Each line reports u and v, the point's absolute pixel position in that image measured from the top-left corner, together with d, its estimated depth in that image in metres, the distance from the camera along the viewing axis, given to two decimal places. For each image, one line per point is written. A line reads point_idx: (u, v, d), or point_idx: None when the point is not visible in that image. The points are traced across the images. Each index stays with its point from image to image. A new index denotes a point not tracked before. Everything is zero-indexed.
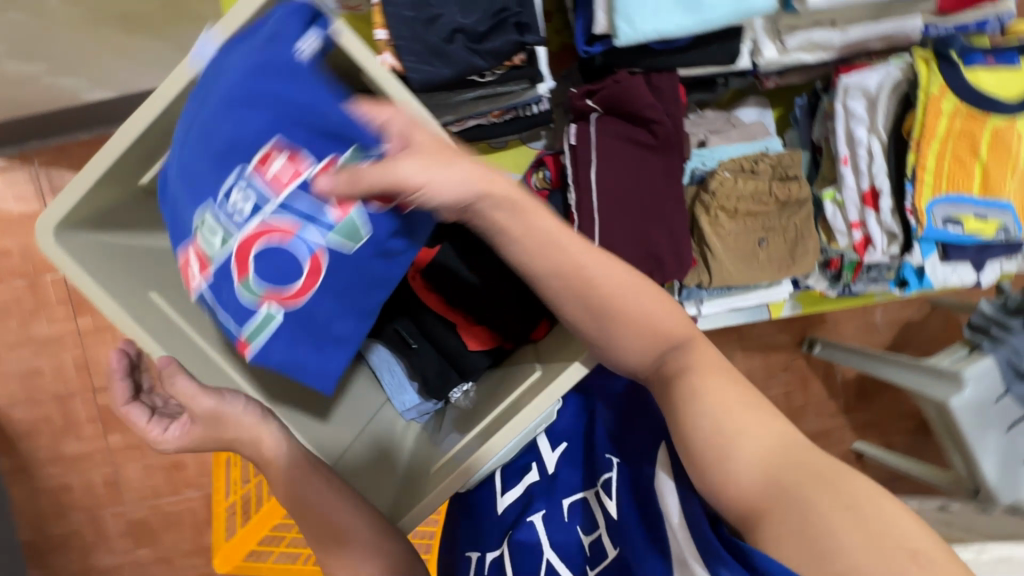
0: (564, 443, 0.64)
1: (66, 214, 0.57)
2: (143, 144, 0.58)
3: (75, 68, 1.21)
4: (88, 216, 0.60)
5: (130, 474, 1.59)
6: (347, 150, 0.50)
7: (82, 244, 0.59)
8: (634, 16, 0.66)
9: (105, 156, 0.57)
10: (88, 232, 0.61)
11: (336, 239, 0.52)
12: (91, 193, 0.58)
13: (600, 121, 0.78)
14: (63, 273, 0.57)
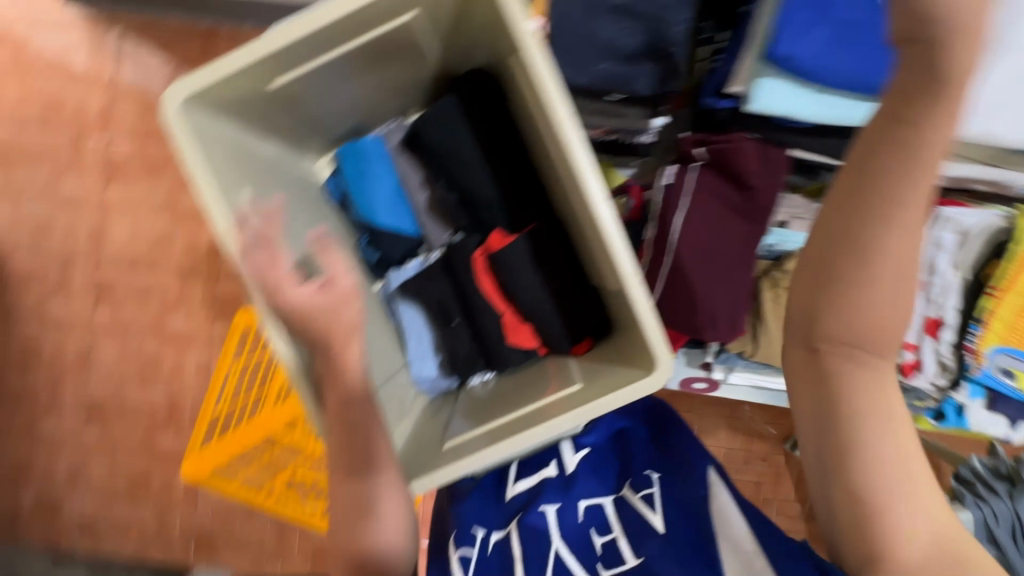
0: (588, 449, 0.63)
1: (196, 90, 0.60)
2: (292, 49, 0.60)
3: None
4: (211, 98, 0.62)
5: (104, 352, 1.56)
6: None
7: (197, 123, 0.61)
8: (770, 88, 0.68)
9: (250, 50, 0.59)
10: (206, 114, 0.63)
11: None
12: (225, 79, 0.60)
13: (701, 172, 0.79)
14: (172, 141, 0.59)
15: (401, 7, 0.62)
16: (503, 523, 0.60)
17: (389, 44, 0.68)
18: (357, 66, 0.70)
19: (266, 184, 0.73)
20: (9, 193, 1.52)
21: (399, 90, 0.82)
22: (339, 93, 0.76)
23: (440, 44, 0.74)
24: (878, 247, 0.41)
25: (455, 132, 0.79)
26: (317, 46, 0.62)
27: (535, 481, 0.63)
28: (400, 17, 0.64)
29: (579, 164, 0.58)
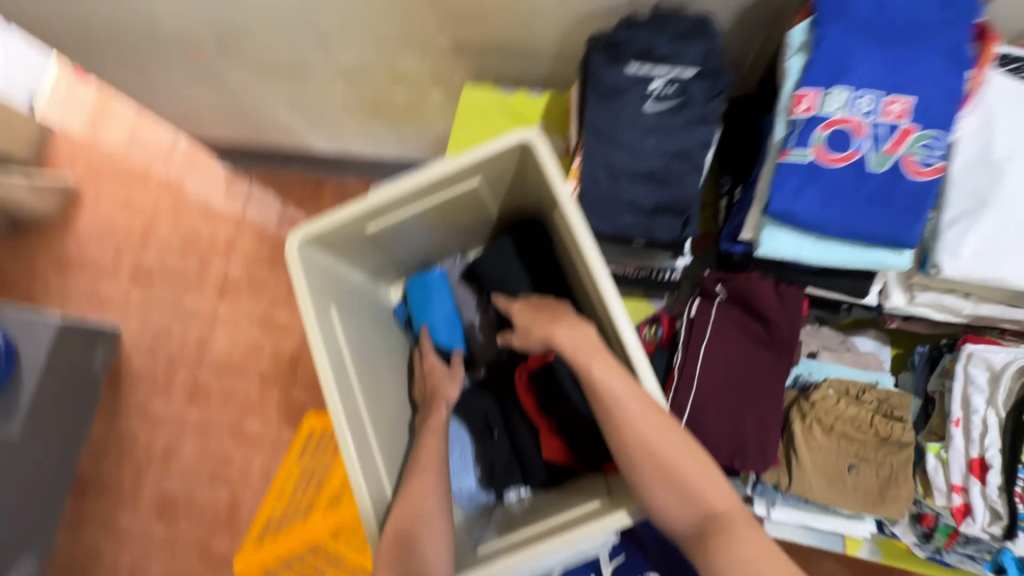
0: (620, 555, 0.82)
1: (311, 231, 0.79)
2: (386, 202, 0.81)
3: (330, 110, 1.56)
4: (320, 238, 0.82)
5: (184, 452, 1.72)
6: (871, 159, 0.71)
7: (308, 254, 0.80)
8: (778, 237, 0.77)
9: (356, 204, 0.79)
10: (315, 249, 0.82)
11: (876, 160, 0.71)
12: (333, 225, 0.80)
13: (722, 305, 0.87)
14: (288, 267, 0.77)
15: (469, 174, 0.82)
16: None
17: (458, 200, 0.88)
18: (432, 216, 0.90)
19: (348, 304, 0.89)
20: (142, 307, 1.85)
21: (462, 236, 1.02)
22: (416, 236, 0.96)
23: (497, 201, 0.94)
24: (627, 431, 0.65)
25: (506, 268, 0.94)
26: (404, 201, 0.82)
27: None
28: (466, 181, 0.85)
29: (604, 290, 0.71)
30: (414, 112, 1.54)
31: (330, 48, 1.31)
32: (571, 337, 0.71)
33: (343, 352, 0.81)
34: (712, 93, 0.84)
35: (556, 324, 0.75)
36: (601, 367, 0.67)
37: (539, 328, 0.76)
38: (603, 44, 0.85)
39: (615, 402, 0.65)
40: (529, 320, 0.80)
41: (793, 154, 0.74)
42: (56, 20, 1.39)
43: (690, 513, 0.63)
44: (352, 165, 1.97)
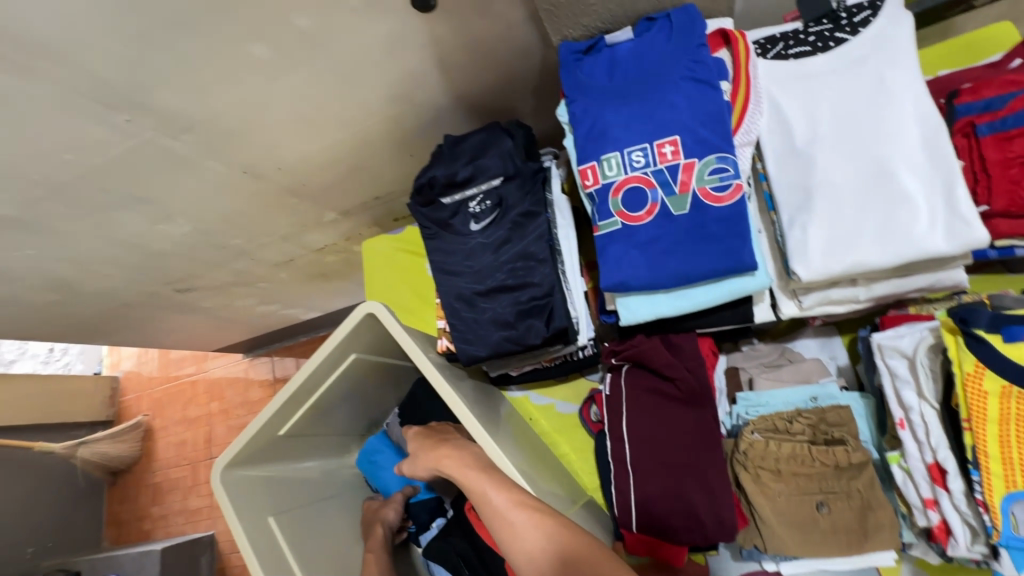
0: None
1: (228, 461, 0.86)
2: (284, 408, 0.87)
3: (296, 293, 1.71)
4: (243, 458, 0.89)
5: None
6: (670, 205, 0.69)
7: (234, 480, 0.87)
8: (630, 302, 0.75)
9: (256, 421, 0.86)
10: (244, 471, 0.89)
11: (673, 206, 0.69)
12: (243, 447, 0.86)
13: (629, 374, 0.84)
14: (216, 502, 0.83)
15: (341, 355, 0.86)
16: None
17: (354, 373, 0.93)
18: (341, 394, 0.95)
19: (297, 500, 0.94)
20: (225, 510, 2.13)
21: (388, 389, 1.06)
22: (344, 411, 1.01)
23: (396, 354, 0.98)
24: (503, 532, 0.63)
25: (429, 409, 0.97)
26: (297, 398, 0.88)
27: None
28: (345, 359, 0.88)
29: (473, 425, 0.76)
30: (353, 264, 1.65)
31: (255, 253, 1.46)
32: (458, 463, 0.73)
33: (291, 560, 0.85)
34: (525, 189, 0.86)
35: (439, 451, 0.76)
36: (489, 485, 0.68)
37: (424, 458, 0.77)
38: (418, 192, 0.91)
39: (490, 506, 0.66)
40: (415, 445, 0.80)
41: (602, 226, 0.73)
42: (65, 327, 1.69)
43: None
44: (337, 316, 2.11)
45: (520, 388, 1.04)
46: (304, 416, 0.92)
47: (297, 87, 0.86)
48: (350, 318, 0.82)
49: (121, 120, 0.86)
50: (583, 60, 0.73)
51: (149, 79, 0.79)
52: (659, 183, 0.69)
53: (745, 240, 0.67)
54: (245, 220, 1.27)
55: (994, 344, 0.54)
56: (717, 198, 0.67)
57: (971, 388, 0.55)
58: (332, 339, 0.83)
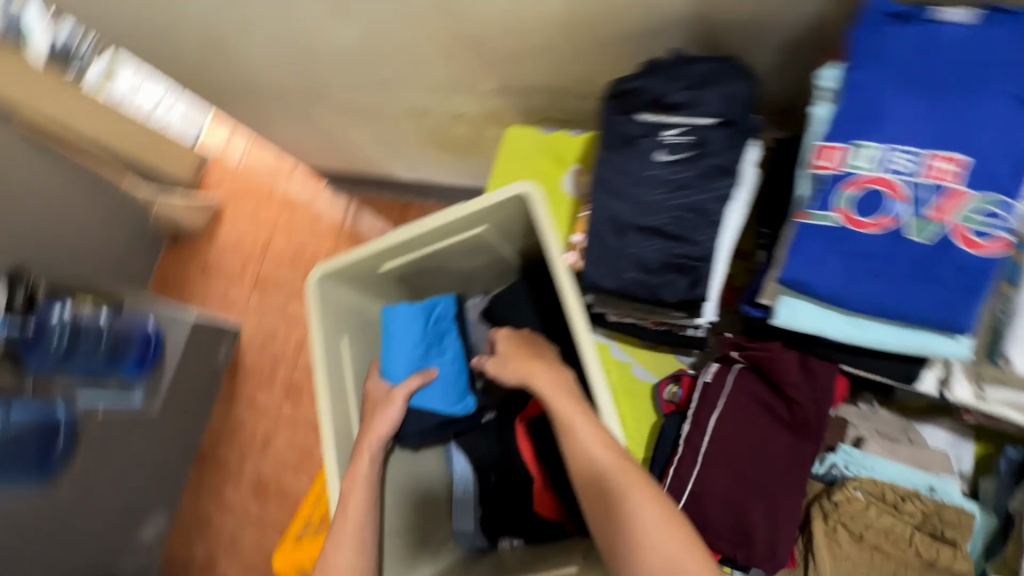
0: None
1: (328, 268, 0.87)
2: (398, 246, 0.86)
3: (415, 144, 1.70)
4: (339, 272, 0.89)
5: (227, 455, 1.93)
6: (908, 226, 0.60)
7: (326, 288, 0.88)
8: (797, 305, 0.68)
9: (369, 245, 0.85)
10: (336, 284, 0.90)
11: (912, 229, 0.60)
12: (347, 263, 0.87)
13: (740, 374, 0.78)
14: (306, 300, 0.85)
15: (473, 221, 0.84)
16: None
17: (469, 245, 0.91)
18: (446, 259, 0.94)
19: (366, 334, 0.96)
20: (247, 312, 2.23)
21: (483, 276, 1.04)
22: (436, 276, 1.00)
23: (511, 246, 0.95)
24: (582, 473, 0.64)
25: (517, 312, 0.95)
26: (413, 243, 0.86)
27: None
28: (474, 228, 0.86)
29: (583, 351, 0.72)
30: (477, 145, 1.60)
31: (397, 92, 1.42)
32: (551, 383, 0.70)
33: (346, 380, 0.89)
34: (733, 142, 0.77)
35: (533, 365, 0.73)
36: (581, 418, 0.65)
37: (515, 368, 0.74)
38: (615, 96, 0.82)
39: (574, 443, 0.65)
40: (507, 348, 0.77)
41: (814, 215, 0.65)
42: (188, 86, 1.70)
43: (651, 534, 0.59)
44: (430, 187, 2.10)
45: (605, 334, 0.99)
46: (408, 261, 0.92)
47: None
48: (502, 189, 0.79)
49: None
50: (894, 24, 0.61)
51: None
52: (909, 199, 0.59)
53: (975, 300, 0.58)
54: (409, 53, 1.22)
55: None
56: (969, 244, 0.57)
57: None
58: (476, 201, 0.80)
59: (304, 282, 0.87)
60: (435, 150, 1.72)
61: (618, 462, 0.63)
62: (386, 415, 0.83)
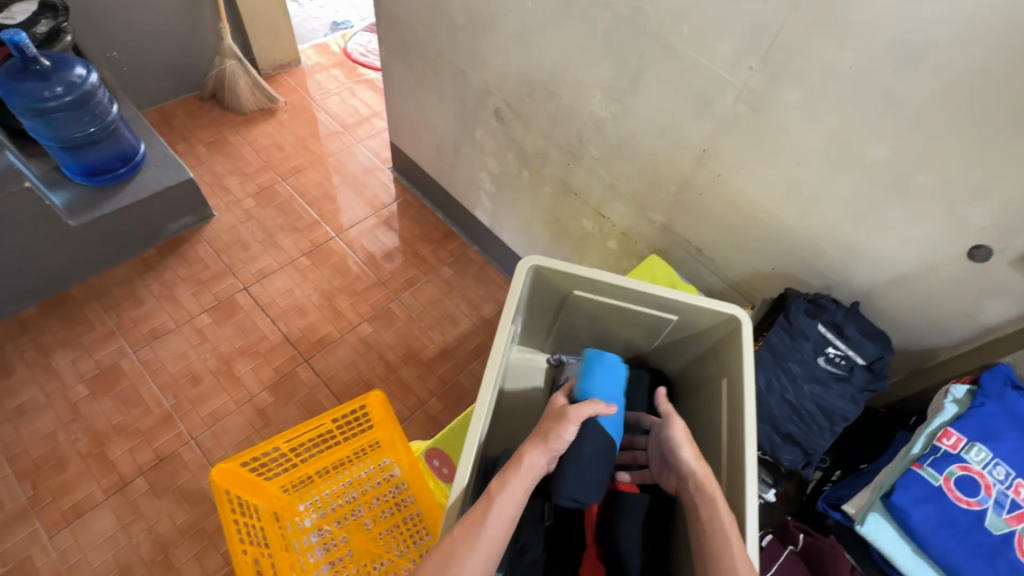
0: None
1: (540, 264, 0.94)
2: (605, 286, 0.95)
3: (533, 204, 1.87)
4: (541, 271, 0.95)
5: (169, 345, 1.97)
6: (989, 517, 0.81)
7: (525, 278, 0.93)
8: (881, 525, 0.85)
9: (587, 270, 0.93)
10: (530, 278, 0.96)
11: (991, 521, 0.81)
12: (558, 269, 0.93)
13: (794, 554, 0.92)
14: (511, 278, 0.90)
15: (676, 308, 0.95)
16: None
17: (644, 322, 1.01)
18: (616, 320, 1.03)
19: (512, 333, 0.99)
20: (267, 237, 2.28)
21: (611, 351, 1.12)
22: (585, 325, 1.06)
23: (663, 345, 1.05)
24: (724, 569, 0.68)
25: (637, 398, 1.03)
26: (616, 290, 0.95)
27: None
28: (666, 312, 0.97)
29: (745, 468, 0.79)
30: (583, 242, 1.79)
31: (576, 167, 1.61)
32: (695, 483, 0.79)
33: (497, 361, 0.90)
34: (872, 386, 1.00)
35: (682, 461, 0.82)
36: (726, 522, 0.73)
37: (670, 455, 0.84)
38: (804, 302, 1.04)
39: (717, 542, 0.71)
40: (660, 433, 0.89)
41: (925, 470, 0.85)
42: (406, 27, 1.81)
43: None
44: (495, 236, 2.22)
45: None
46: (590, 303, 1.00)
47: (834, 184, 1.06)
48: (721, 303, 0.91)
49: (747, 66, 1.04)
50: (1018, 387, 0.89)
51: (805, 87, 0.99)
52: (997, 501, 0.81)
53: None
54: (624, 157, 1.43)
55: None
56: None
57: None
58: (695, 298, 0.92)
59: (514, 263, 0.93)
60: (541, 219, 1.90)
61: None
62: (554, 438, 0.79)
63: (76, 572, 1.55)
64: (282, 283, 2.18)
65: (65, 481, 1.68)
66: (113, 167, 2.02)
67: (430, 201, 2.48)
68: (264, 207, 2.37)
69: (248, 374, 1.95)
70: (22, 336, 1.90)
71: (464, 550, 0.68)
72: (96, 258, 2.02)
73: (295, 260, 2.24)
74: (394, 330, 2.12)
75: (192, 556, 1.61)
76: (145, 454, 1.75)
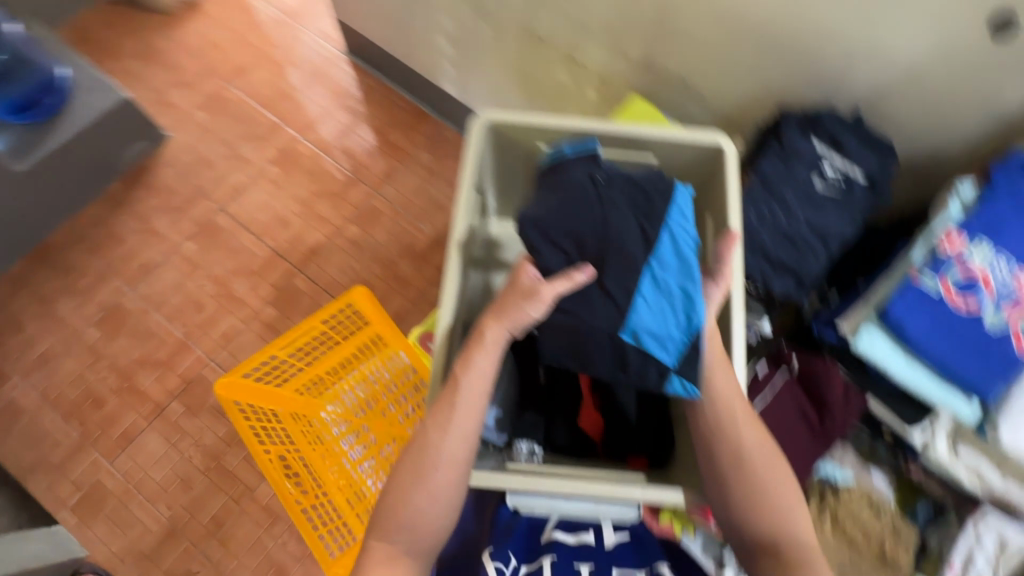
0: (626, 534, 0.84)
1: (496, 120, 0.86)
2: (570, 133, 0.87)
3: (500, 63, 1.68)
4: (499, 129, 0.88)
5: (163, 277, 1.96)
6: (989, 314, 0.79)
7: (482, 138, 0.87)
8: (874, 339, 0.84)
9: (547, 118, 0.85)
10: (488, 138, 0.88)
11: (989, 317, 0.79)
12: (515, 123, 0.85)
13: (788, 378, 0.95)
14: (466, 140, 0.83)
15: (649, 146, 0.87)
16: (535, 559, 0.81)
17: None
18: None
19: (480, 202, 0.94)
20: (231, 152, 2.14)
21: None
22: None
23: None
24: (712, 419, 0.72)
25: None
26: (584, 137, 0.87)
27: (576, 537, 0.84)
28: (643, 155, 0.89)
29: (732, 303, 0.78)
30: (558, 97, 1.61)
31: (538, 7, 1.39)
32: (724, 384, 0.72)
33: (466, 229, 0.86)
34: (872, 200, 0.93)
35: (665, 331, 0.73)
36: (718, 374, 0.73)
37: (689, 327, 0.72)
38: (797, 119, 0.94)
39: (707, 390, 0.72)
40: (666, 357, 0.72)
41: (924, 277, 0.82)
42: None
43: (757, 540, 0.70)
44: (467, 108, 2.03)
45: None
46: None
47: None
48: (696, 131, 0.83)
49: None
50: None
51: None
52: (995, 296, 0.79)
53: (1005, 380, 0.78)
54: None
55: None
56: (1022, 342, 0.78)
57: None
58: (670, 132, 0.84)
59: (466, 123, 0.86)
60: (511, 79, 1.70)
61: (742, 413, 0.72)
62: (515, 312, 0.70)
63: (144, 487, 1.72)
64: (258, 197, 2.09)
65: (108, 414, 1.79)
66: (38, 99, 1.81)
67: (393, 81, 2.25)
68: (218, 118, 2.19)
69: (248, 293, 1.96)
70: (19, 291, 1.91)
71: (439, 435, 0.70)
72: (59, 202, 1.94)
73: (265, 171, 2.12)
74: (383, 227, 2.06)
75: (242, 460, 1.75)
76: (174, 380, 1.84)
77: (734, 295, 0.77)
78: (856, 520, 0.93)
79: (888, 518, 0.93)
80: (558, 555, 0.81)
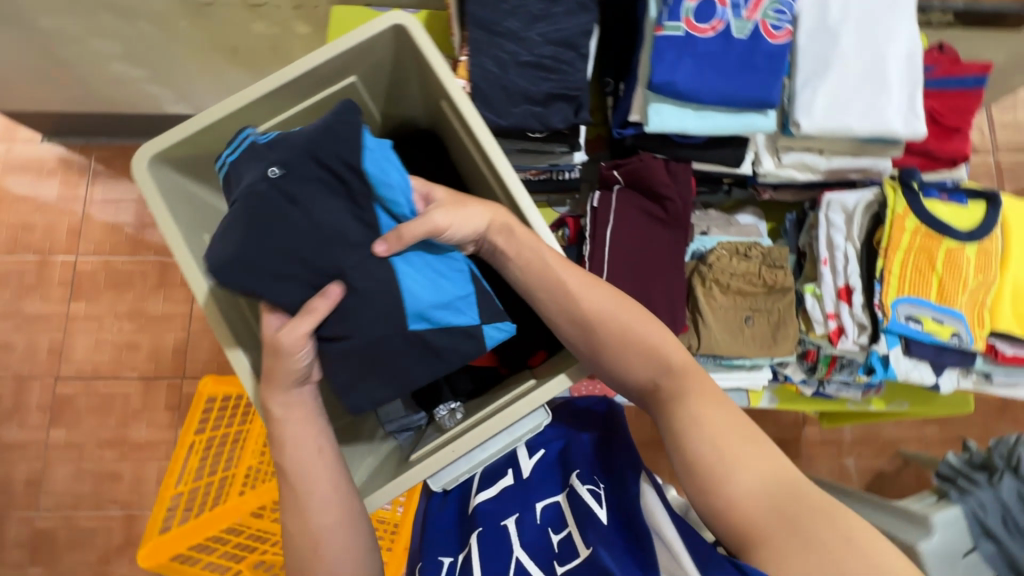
0: (542, 452, 0.73)
1: (162, 148, 0.69)
2: (253, 109, 0.72)
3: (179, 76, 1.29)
4: (179, 154, 0.72)
5: (56, 477, 1.46)
6: (734, 26, 0.78)
7: (164, 177, 0.70)
8: (662, 111, 0.82)
9: (214, 110, 0.70)
10: (176, 172, 0.73)
11: (735, 28, 0.78)
12: (187, 138, 0.70)
13: (622, 191, 0.91)
14: (143, 194, 0.68)
15: (340, 68, 0.75)
16: (465, 544, 0.65)
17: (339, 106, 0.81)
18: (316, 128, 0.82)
19: None
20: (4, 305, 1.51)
21: None
22: None
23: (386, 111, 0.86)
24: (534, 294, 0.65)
25: None
26: (271, 103, 0.74)
27: (495, 490, 0.70)
28: (341, 80, 0.77)
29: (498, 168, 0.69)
30: (279, 47, 1.22)
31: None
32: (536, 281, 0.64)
33: None
34: None
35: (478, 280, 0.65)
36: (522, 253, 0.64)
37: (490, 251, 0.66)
38: None
39: (515, 276, 0.65)
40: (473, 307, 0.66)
41: (667, 27, 0.78)
42: None
43: (639, 386, 0.61)
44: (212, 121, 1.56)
45: None
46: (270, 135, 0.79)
47: None
48: (368, 26, 0.71)
49: None
50: None
51: None
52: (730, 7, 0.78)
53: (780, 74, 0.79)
54: None
55: (919, 195, 0.77)
56: (772, 36, 0.78)
57: (898, 223, 0.77)
58: (343, 42, 0.72)
59: (132, 174, 0.69)
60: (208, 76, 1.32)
61: (580, 273, 0.64)
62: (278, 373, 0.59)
63: None
64: (86, 340, 1.52)
65: None
66: None
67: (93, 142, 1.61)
68: None
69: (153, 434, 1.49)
70: None
71: (294, 519, 0.57)
72: None
73: (67, 312, 1.53)
74: None
75: None
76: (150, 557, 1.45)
77: (497, 163, 0.68)
78: (732, 276, 0.87)
79: (759, 254, 0.87)
80: (485, 522, 0.65)
